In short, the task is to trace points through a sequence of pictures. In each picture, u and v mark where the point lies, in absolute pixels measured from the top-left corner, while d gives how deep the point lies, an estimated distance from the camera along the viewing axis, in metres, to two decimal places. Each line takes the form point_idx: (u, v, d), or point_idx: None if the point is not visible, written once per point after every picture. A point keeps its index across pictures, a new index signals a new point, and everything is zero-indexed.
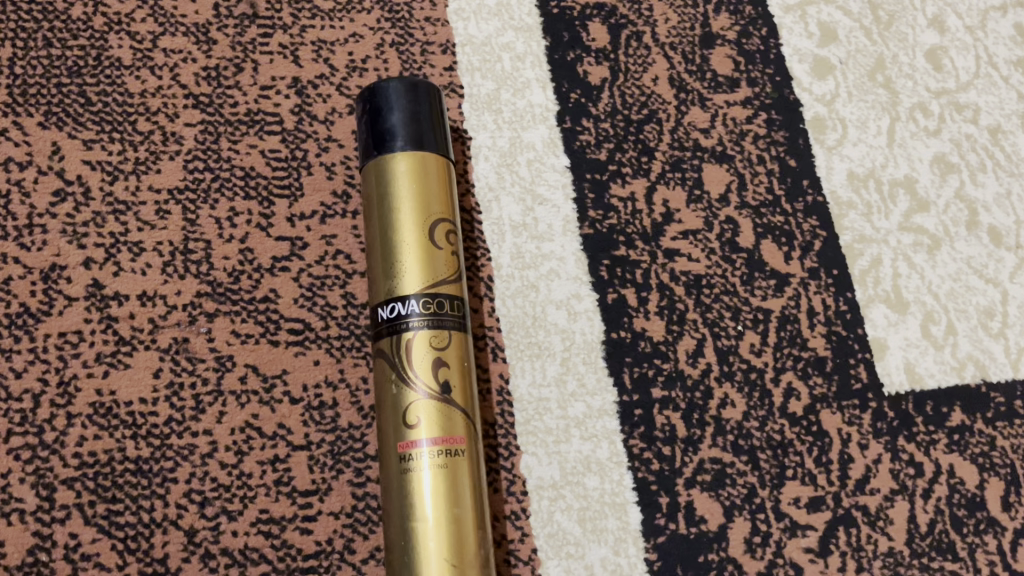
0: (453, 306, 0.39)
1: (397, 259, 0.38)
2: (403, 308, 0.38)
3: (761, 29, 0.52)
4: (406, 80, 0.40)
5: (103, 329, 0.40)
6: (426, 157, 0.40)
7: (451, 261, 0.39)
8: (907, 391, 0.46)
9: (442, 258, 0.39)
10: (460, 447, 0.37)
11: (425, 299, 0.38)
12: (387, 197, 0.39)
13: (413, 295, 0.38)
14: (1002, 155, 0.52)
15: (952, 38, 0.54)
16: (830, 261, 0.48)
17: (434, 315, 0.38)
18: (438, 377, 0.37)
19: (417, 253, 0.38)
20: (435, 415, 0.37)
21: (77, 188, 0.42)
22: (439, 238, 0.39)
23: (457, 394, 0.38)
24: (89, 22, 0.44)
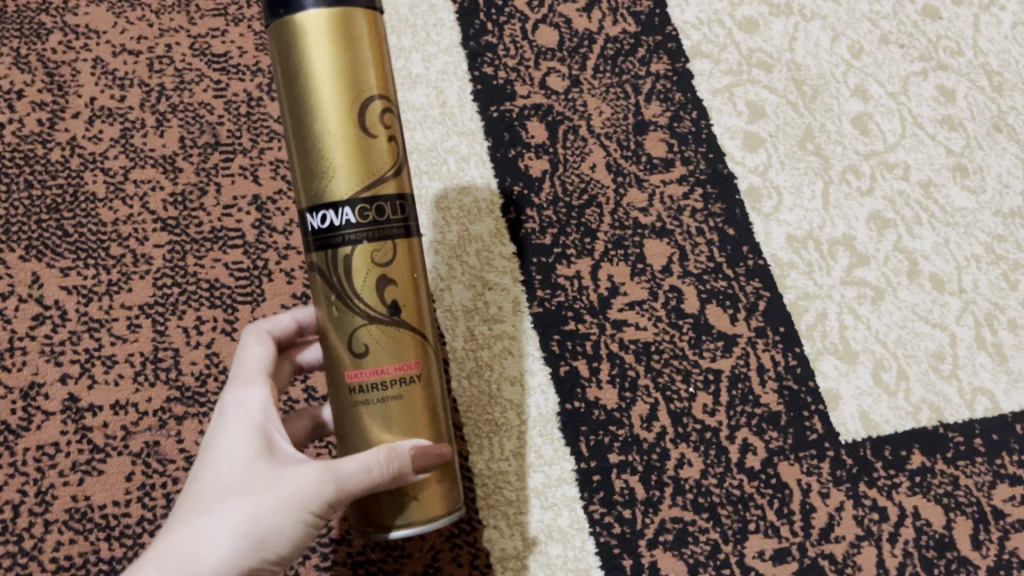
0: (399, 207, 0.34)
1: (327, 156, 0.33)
2: (338, 218, 0.33)
3: (691, 112, 0.55)
4: None
5: (78, 439, 0.43)
6: (352, 17, 0.33)
7: (394, 148, 0.34)
8: (863, 438, 0.48)
9: (383, 147, 0.34)
10: (416, 371, 0.35)
11: (363, 205, 0.33)
12: (302, 72, 0.33)
13: (354, 202, 0.33)
14: (937, 207, 0.54)
15: (876, 104, 0.56)
16: (776, 320, 0.50)
17: (384, 228, 0.34)
18: (386, 295, 0.34)
19: (353, 145, 0.33)
20: (388, 341, 0.34)
21: (54, 312, 0.46)
22: (375, 121, 0.34)
23: (408, 314, 0.35)
24: (66, 163, 0.48)
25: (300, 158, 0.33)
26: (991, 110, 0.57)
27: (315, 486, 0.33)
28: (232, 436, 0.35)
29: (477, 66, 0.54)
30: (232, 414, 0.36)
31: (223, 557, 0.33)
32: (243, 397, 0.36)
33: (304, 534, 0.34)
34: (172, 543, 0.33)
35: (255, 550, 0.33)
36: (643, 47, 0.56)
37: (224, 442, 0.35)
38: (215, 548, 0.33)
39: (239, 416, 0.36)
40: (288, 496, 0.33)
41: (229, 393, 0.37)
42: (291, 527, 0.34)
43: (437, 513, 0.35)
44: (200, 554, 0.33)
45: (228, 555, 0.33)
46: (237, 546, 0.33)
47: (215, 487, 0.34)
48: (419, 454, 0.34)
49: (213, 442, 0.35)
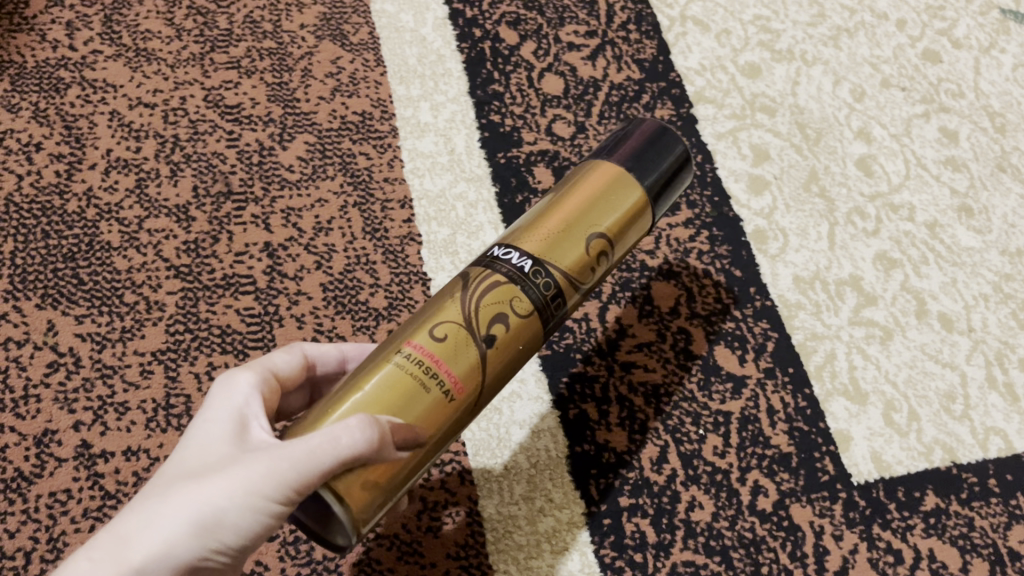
0: (558, 304, 0.38)
1: (546, 236, 0.38)
2: (516, 260, 0.37)
3: (696, 156, 0.55)
4: (661, 125, 0.41)
5: (90, 485, 0.43)
6: (629, 181, 0.39)
7: (590, 273, 0.39)
8: (876, 479, 0.48)
9: (579, 257, 0.38)
10: (456, 395, 0.35)
11: (538, 266, 0.37)
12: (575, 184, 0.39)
13: (535, 260, 0.37)
14: (943, 247, 0.54)
15: (879, 146, 0.57)
16: (784, 360, 0.50)
17: (540, 296, 0.37)
18: (494, 326, 0.36)
19: (565, 241, 0.38)
20: (464, 359, 0.35)
21: (69, 358, 0.46)
22: (588, 241, 0.38)
23: (496, 359, 0.36)
24: (83, 214, 0.49)
25: (533, 216, 0.39)
26: (995, 151, 0.57)
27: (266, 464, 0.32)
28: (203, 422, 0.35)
29: (485, 114, 0.55)
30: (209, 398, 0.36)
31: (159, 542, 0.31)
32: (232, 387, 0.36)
33: (254, 528, 0.32)
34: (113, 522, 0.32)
35: (194, 538, 0.32)
36: (648, 93, 0.57)
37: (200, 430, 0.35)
38: (152, 532, 0.32)
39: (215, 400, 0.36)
40: (236, 478, 0.32)
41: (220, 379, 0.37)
42: (236, 514, 0.32)
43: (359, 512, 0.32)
44: (136, 536, 0.32)
45: (164, 541, 0.31)
46: (175, 531, 0.31)
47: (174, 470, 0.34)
48: (398, 429, 0.33)
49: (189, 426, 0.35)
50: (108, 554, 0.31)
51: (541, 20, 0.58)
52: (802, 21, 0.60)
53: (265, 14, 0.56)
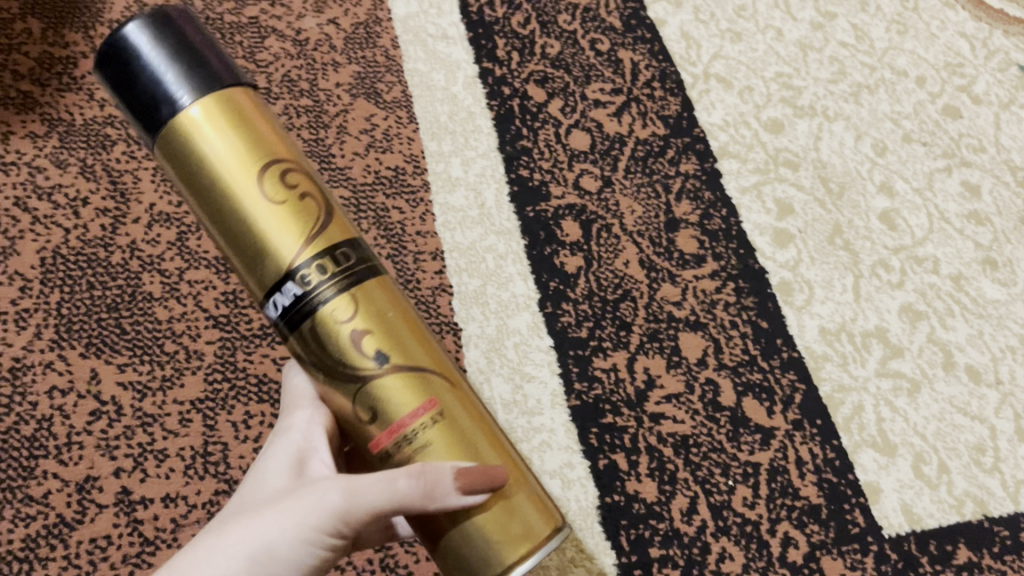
0: (342, 257, 0.32)
1: (274, 230, 0.31)
2: (288, 297, 0.31)
3: (721, 210, 0.57)
4: (152, 11, 0.32)
5: (130, 532, 0.45)
6: (231, 95, 0.32)
7: (309, 203, 0.32)
8: (907, 531, 0.48)
9: (304, 207, 0.32)
10: (437, 410, 0.31)
11: (325, 259, 0.31)
12: (194, 171, 0.32)
13: (294, 271, 0.31)
14: (969, 299, 0.55)
15: (902, 200, 0.58)
16: (813, 412, 0.51)
17: (336, 276, 0.31)
18: (365, 346, 0.31)
19: (272, 218, 0.31)
20: (396, 389, 0.31)
21: (111, 407, 0.48)
22: (279, 188, 0.32)
23: (398, 356, 0.31)
24: (126, 266, 0.51)
25: (233, 243, 0.32)
26: (1017, 205, 0.58)
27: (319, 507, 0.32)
28: (278, 469, 0.35)
29: (514, 169, 0.56)
30: (281, 447, 0.36)
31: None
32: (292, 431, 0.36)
33: (299, 564, 0.33)
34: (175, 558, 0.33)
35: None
36: (672, 148, 0.58)
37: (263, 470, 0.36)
38: (201, 564, 0.32)
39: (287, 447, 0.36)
40: (290, 517, 0.32)
41: (283, 417, 0.37)
42: (289, 551, 0.32)
43: (518, 541, 0.31)
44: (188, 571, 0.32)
45: None
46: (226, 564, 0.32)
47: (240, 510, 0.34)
48: (466, 472, 0.30)
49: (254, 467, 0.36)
50: None
51: (568, 78, 0.60)
52: (823, 78, 0.61)
53: (302, 74, 0.58)
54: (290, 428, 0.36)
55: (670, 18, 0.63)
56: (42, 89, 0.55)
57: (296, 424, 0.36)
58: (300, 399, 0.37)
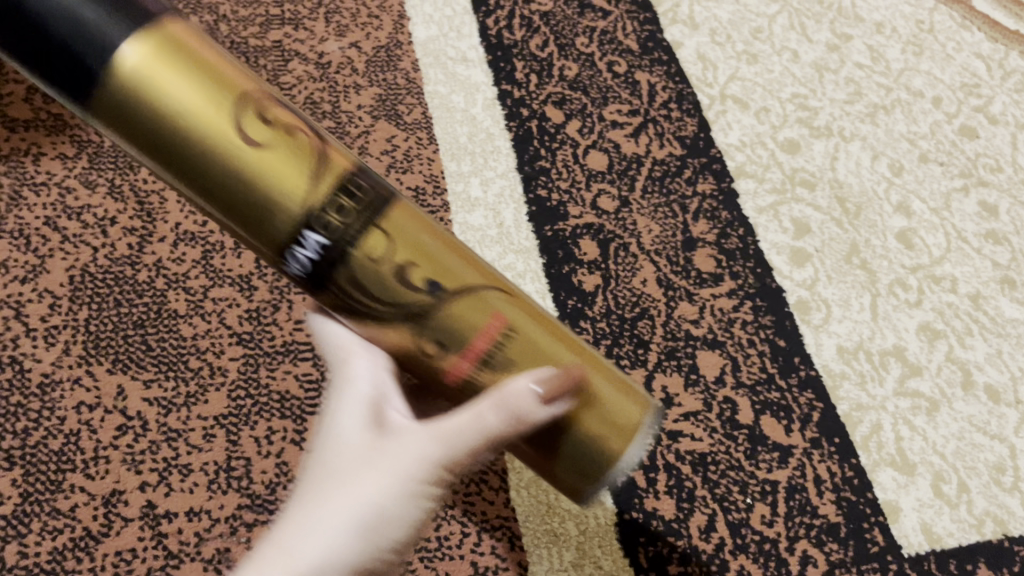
0: (357, 189, 0.29)
1: (268, 180, 0.27)
2: (310, 250, 0.29)
3: (738, 229, 0.57)
4: None
5: (154, 545, 0.46)
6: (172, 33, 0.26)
7: (299, 139, 0.28)
8: (927, 550, 0.48)
9: (294, 143, 0.28)
10: (505, 329, 0.30)
11: (339, 203, 0.28)
12: (153, 136, 0.27)
13: (309, 219, 0.28)
14: (987, 318, 0.55)
15: (919, 220, 0.58)
16: (831, 430, 0.51)
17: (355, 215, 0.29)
18: (414, 280, 0.30)
19: (257, 160, 0.27)
20: (458, 312, 0.30)
21: (136, 422, 0.48)
22: (260, 131, 0.27)
23: (452, 281, 0.30)
24: (152, 284, 0.52)
25: (228, 203, 0.28)
26: None
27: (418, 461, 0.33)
28: (354, 422, 0.35)
29: (532, 189, 0.57)
30: (351, 401, 0.35)
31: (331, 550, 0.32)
32: (357, 387, 0.35)
33: (407, 515, 0.33)
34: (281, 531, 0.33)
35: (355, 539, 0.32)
36: (689, 168, 0.59)
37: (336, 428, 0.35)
38: (313, 532, 0.32)
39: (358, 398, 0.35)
40: (390, 475, 0.33)
41: (339, 374, 0.36)
42: (394, 507, 0.33)
43: (625, 425, 0.31)
44: (300, 540, 0.32)
45: (328, 546, 0.32)
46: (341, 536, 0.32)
47: (332, 472, 0.34)
48: (549, 378, 0.30)
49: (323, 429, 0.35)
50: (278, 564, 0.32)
51: (586, 100, 0.61)
52: (839, 99, 0.62)
53: (324, 96, 0.59)
54: (354, 382, 0.35)
55: (687, 40, 0.63)
56: (72, 111, 0.56)
57: (359, 378, 0.35)
58: (352, 352, 0.36)
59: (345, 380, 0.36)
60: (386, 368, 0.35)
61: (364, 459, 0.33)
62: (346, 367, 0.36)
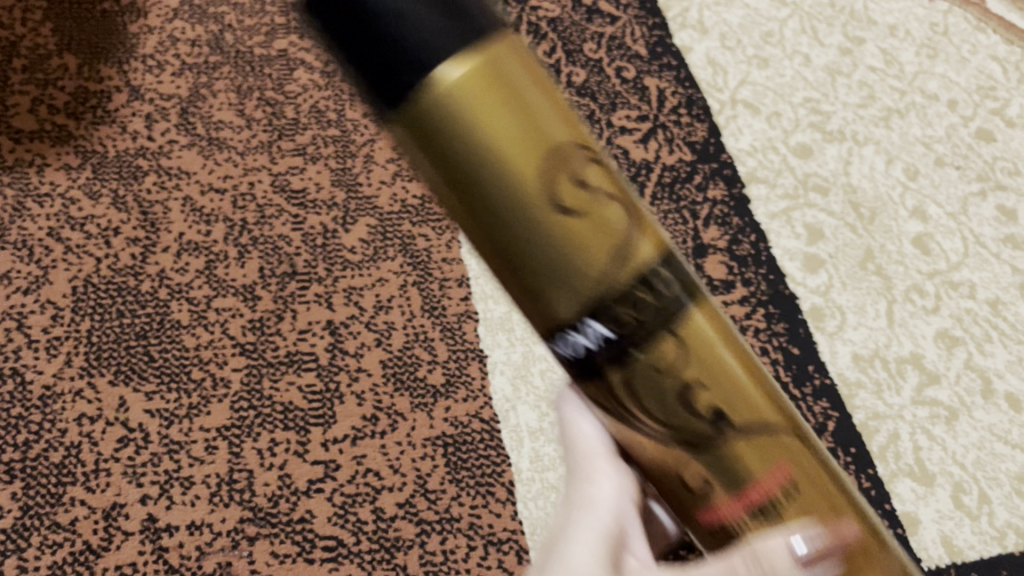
0: (660, 285, 0.21)
1: (569, 247, 0.20)
2: (588, 338, 0.21)
3: (750, 235, 0.56)
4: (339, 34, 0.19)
5: (154, 559, 0.46)
6: (477, 54, 0.18)
7: (611, 218, 0.20)
8: (948, 563, 0.47)
9: (594, 227, 0.20)
10: (784, 485, 0.23)
11: (627, 304, 0.21)
12: (464, 174, 0.19)
13: (606, 309, 0.21)
14: (1007, 325, 0.53)
15: (936, 225, 0.56)
16: (846, 440, 0.50)
17: (638, 269, 0.21)
18: (696, 402, 0.22)
19: (562, 244, 0.20)
20: (747, 455, 0.22)
21: (138, 434, 0.48)
22: (575, 195, 0.20)
23: (743, 414, 0.22)
24: (155, 294, 0.51)
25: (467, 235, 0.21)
26: None
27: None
28: (586, 553, 0.31)
29: None
30: (586, 527, 0.32)
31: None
32: (601, 501, 0.32)
33: None
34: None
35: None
36: (700, 174, 0.58)
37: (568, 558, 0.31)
38: None
39: (596, 529, 0.32)
40: None
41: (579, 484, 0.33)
42: None
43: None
44: None
45: None
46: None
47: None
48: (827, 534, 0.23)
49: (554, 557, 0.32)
50: None
51: (594, 106, 0.60)
52: (852, 103, 0.61)
53: None
54: (597, 495, 0.32)
55: (696, 45, 0.62)
56: (77, 122, 0.56)
57: (606, 493, 0.32)
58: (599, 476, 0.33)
59: (586, 497, 0.32)
60: (632, 496, 0.33)
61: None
62: (586, 482, 0.33)
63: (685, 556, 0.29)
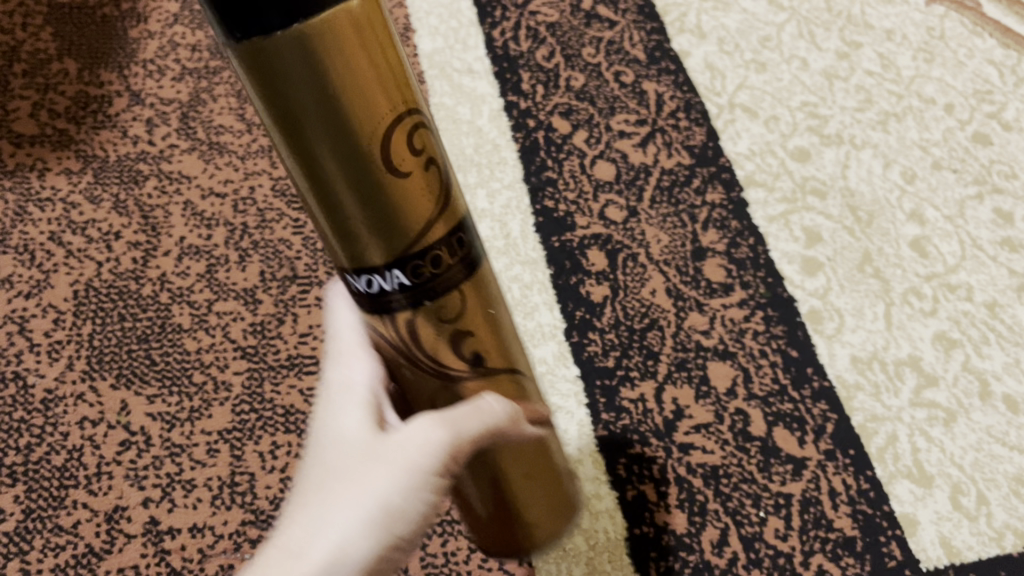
0: (459, 246, 0.30)
1: (395, 211, 0.27)
2: (388, 282, 0.29)
3: (748, 238, 0.56)
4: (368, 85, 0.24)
5: (157, 562, 0.45)
6: (362, 19, 0.23)
7: (430, 211, 0.28)
8: (946, 565, 0.47)
9: (424, 180, 0.27)
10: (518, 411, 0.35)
11: (439, 255, 0.29)
12: (297, 123, 0.24)
13: (408, 263, 0.28)
14: (1004, 327, 0.54)
15: (933, 228, 0.57)
16: (845, 442, 0.50)
17: (453, 269, 0.29)
18: (462, 346, 0.31)
19: (400, 194, 0.27)
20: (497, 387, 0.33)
21: (139, 437, 0.48)
22: (404, 156, 0.26)
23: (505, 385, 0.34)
24: (157, 298, 0.52)
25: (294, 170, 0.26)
26: None
27: (410, 450, 0.31)
28: (343, 428, 0.33)
29: (539, 200, 0.56)
30: (344, 405, 0.33)
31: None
32: (356, 383, 0.33)
33: (404, 513, 0.32)
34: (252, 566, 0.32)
35: (334, 572, 0.31)
36: (698, 177, 0.58)
37: (326, 435, 0.33)
38: (316, 533, 0.31)
39: (357, 404, 0.33)
40: (377, 488, 0.31)
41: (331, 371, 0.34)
42: (382, 517, 0.31)
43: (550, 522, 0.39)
44: (307, 544, 0.31)
45: (336, 549, 0.31)
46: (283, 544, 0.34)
47: (325, 472, 0.32)
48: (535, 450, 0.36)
49: (316, 440, 0.34)
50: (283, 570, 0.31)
51: (593, 110, 0.60)
52: (849, 107, 0.61)
53: None
54: (352, 376, 0.33)
55: (694, 49, 0.63)
56: (77, 126, 0.56)
57: (359, 376, 0.33)
58: (343, 360, 0.34)
59: (343, 379, 0.34)
60: (382, 376, 0.34)
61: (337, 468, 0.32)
62: (340, 366, 0.34)
63: (437, 448, 0.31)
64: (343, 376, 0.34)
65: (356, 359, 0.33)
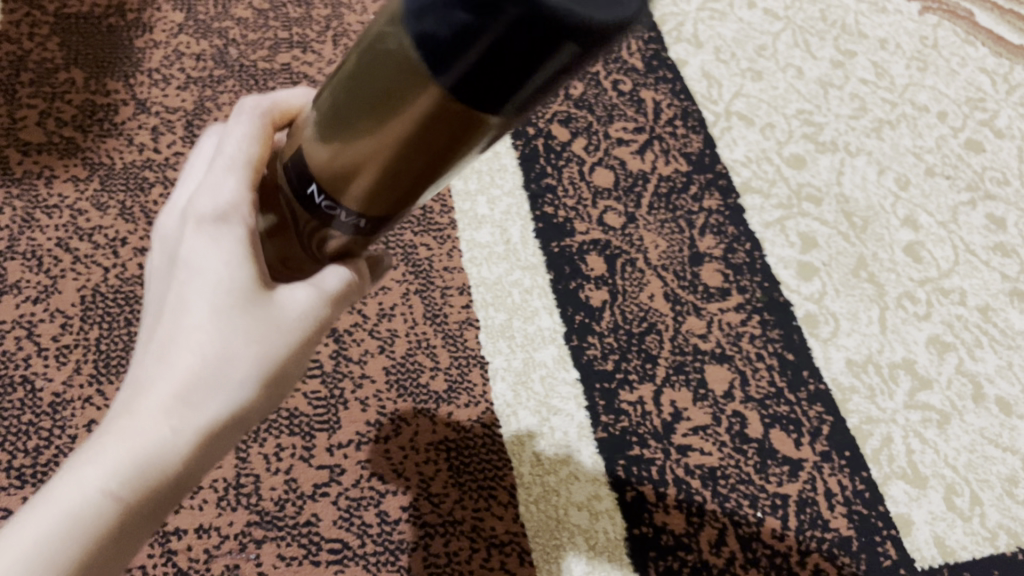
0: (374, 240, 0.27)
1: (362, 203, 0.24)
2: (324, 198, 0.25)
3: (744, 244, 0.57)
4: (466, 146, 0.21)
5: (163, 563, 0.45)
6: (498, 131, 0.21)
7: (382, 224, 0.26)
8: (941, 563, 0.48)
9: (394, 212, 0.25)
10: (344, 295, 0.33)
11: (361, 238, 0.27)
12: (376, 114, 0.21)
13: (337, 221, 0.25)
14: (997, 331, 0.55)
15: (926, 233, 0.58)
16: (841, 444, 0.51)
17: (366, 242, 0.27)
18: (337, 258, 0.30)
19: (373, 204, 0.24)
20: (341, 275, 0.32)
21: None
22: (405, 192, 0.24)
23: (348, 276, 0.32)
24: None
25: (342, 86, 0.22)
26: None
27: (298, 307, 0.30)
28: (220, 270, 0.29)
29: (539, 206, 0.57)
30: (218, 243, 0.29)
31: (175, 445, 0.28)
32: (235, 224, 0.29)
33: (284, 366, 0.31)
34: (115, 418, 0.29)
35: (226, 425, 0.30)
36: (695, 184, 0.59)
37: (200, 276, 0.29)
38: (212, 385, 0.29)
39: (234, 246, 0.29)
40: (269, 342, 0.30)
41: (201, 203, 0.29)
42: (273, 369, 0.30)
43: None
44: (203, 398, 0.29)
45: (233, 402, 0.30)
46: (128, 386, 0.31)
47: (208, 321, 0.29)
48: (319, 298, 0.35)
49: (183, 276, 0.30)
50: (183, 422, 0.29)
51: (591, 117, 0.61)
52: (844, 114, 0.62)
53: None
54: (232, 218, 0.29)
55: (691, 58, 0.64)
56: (83, 135, 0.57)
57: (240, 219, 0.29)
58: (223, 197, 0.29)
59: (220, 219, 0.29)
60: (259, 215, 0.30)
61: (221, 319, 0.29)
62: (216, 200, 0.29)
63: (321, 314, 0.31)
64: (217, 211, 0.29)
65: (240, 200, 0.29)
